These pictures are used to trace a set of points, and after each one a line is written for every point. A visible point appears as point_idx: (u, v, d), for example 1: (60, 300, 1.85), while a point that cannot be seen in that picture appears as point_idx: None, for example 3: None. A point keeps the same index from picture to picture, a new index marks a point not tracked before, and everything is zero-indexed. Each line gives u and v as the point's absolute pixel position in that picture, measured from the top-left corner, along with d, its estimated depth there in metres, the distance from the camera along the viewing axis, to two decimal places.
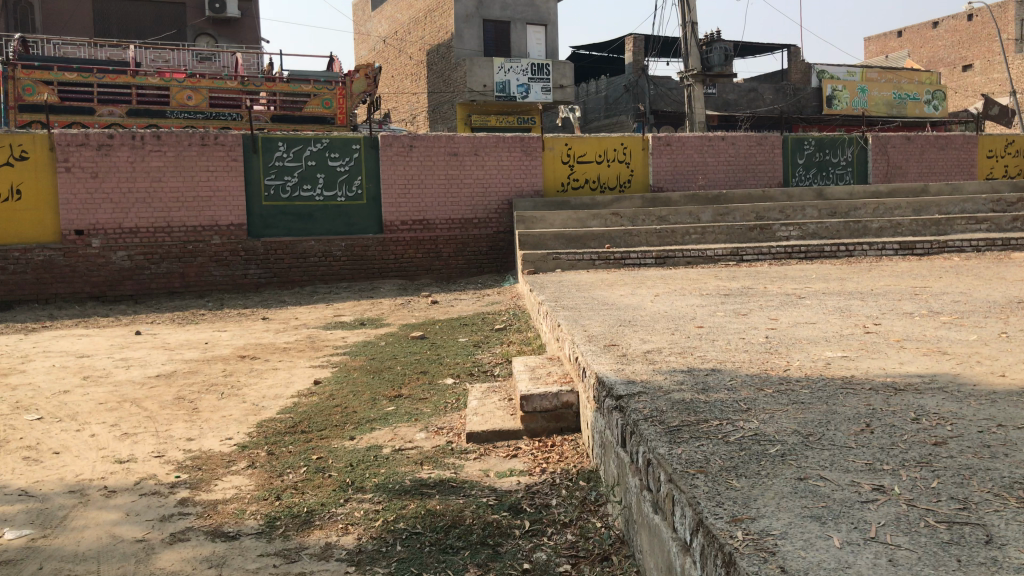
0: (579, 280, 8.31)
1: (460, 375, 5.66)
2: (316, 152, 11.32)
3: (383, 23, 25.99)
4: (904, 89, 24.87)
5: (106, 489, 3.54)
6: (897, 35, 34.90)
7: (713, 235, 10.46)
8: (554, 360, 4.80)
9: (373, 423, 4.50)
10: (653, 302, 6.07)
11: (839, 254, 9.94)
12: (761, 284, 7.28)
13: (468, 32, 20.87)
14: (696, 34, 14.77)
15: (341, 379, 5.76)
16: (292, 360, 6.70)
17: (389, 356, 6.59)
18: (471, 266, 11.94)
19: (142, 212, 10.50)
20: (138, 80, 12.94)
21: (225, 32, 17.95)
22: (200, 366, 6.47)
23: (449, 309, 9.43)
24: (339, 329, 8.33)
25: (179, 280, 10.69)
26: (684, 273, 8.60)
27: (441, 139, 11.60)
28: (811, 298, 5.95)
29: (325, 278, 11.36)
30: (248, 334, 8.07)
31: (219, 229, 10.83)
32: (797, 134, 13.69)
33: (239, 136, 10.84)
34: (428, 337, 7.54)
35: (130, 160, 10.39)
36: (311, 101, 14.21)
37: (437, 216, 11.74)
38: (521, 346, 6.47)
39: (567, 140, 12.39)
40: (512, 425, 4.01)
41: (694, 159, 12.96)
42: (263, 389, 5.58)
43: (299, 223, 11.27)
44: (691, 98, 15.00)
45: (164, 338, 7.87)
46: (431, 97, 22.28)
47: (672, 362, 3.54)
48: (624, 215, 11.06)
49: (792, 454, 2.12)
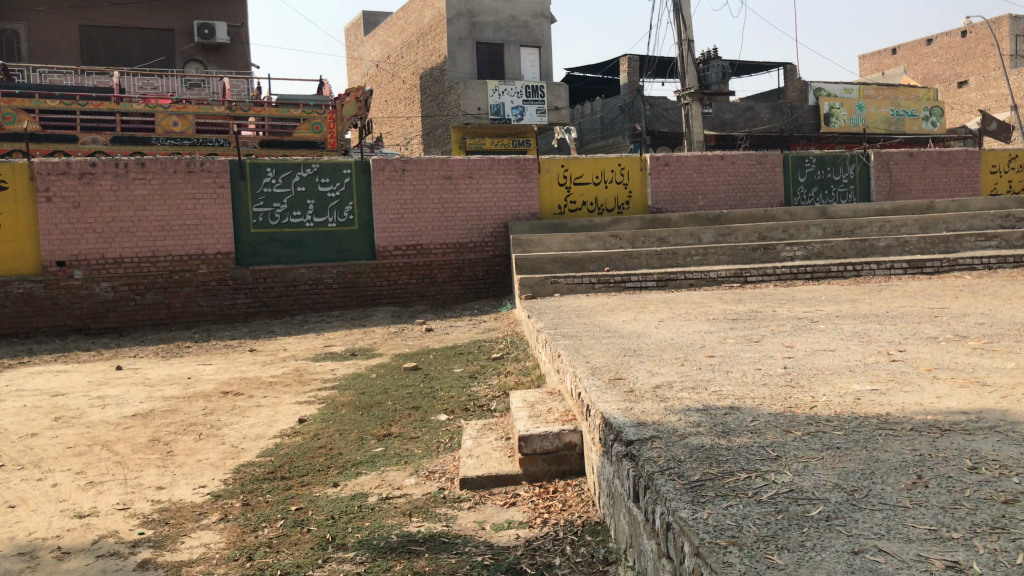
0: (578, 306, 8.00)
1: (454, 410, 5.32)
2: (306, 177, 11.05)
3: (376, 47, 25.85)
4: (900, 106, 24.72)
5: (59, 550, 3.21)
6: (890, 52, 34.85)
7: (715, 256, 10.17)
8: (554, 394, 4.47)
9: (359, 467, 4.16)
10: (657, 329, 5.75)
11: (845, 274, 9.65)
12: (769, 307, 6.97)
13: (461, 55, 20.70)
14: (691, 52, 14.56)
15: (327, 417, 5.41)
16: (278, 395, 6.35)
17: (381, 390, 6.25)
18: (468, 291, 11.62)
19: (126, 242, 10.20)
20: (123, 107, 12.68)
21: (215, 58, 17.73)
22: (181, 403, 6.12)
23: (445, 337, 9.10)
24: (329, 360, 7.99)
25: (166, 311, 10.36)
26: (687, 296, 8.31)
27: (434, 163, 11.34)
28: (825, 322, 5.62)
29: (317, 307, 11.03)
30: (233, 368, 7.72)
31: (207, 258, 10.52)
32: (797, 152, 13.43)
33: (226, 162, 10.57)
34: (421, 368, 7.20)
35: (114, 189, 10.11)
36: (301, 126, 13.95)
37: (431, 241, 11.44)
38: (519, 377, 6.14)
39: (563, 162, 12.13)
40: (510, 469, 3.68)
41: (694, 179, 12.68)
42: (245, 429, 5.24)
43: (289, 250, 10.96)
44: (688, 117, 14.76)
45: (146, 373, 7.52)
46: (424, 120, 22.08)
47: (685, 399, 3.22)
48: (623, 237, 10.76)
49: (839, 518, 1.79)
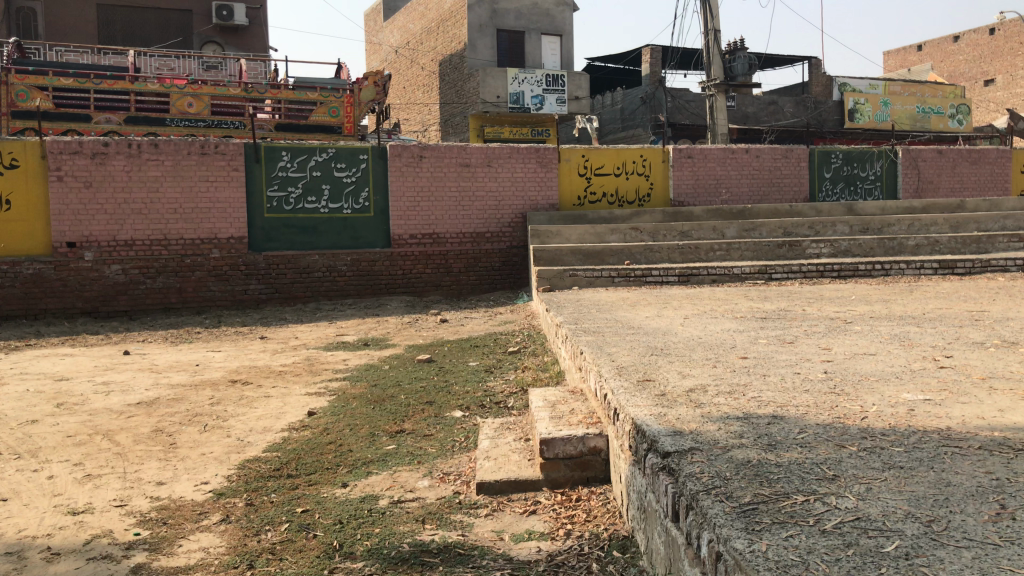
0: (598, 300, 7.75)
1: (469, 406, 5.10)
2: (322, 162, 10.84)
3: (395, 33, 25.58)
4: (927, 103, 24.26)
5: (49, 551, 3.01)
6: (916, 49, 34.27)
7: (738, 252, 9.89)
8: (576, 394, 4.23)
9: (370, 466, 3.96)
10: (683, 326, 5.49)
11: (874, 273, 9.35)
12: (798, 306, 6.68)
13: (481, 42, 20.42)
14: (718, 42, 14.27)
15: (338, 410, 5.20)
16: (288, 385, 6.15)
17: (393, 383, 6.03)
18: (484, 282, 11.40)
19: (138, 224, 10.03)
20: (137, 87, 12.53)
21: (233, 41, 17.55)
22: (187, 392, 5.92)
23: (459, 328, 8.88)
24: (340, 350, 7.78)
25: (177, 295, 10.19)
26: (710, 292, 8.06)
27: (452, 150, 11.09)
28: (860, 324, 5.33)
29: (330, 294, 10.84)
30: (243, 356, 7.52)
31: (219, 242, 10.34)
32: (823, 147, 13.11)
33: (241, 145, 10.37)
34: (435, 360, 6.97)
35: (126, 170, 9.93)
36: (318, 109, 13.72)
37: (447, 230, 11.21)
38: (536, 373, 5.91)
39: (583, 151, 11.86)
40: (530, 473, 3.46)
41: (717, 172, 12.39)
42: (252, 421, 5.03)
43: (303, 236, 10.76)
44: (712, 109, 14.44)
45: (154, 359, 7.34)
46: (443, 108, 21.81)
47: (722, 405, 2.97)
48: (644, 229, 10.50)
49: (922, 558, 1.55)
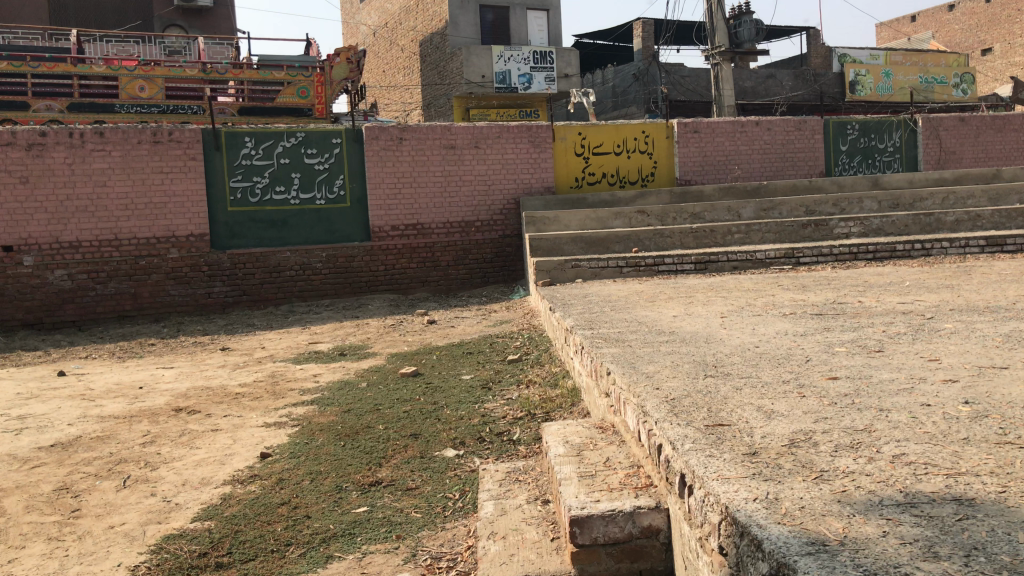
0: (610, 296, 6.70)
1: (464, 441, 4.03)
2: (290, 148, 9.72)
3: (373, 14, 24.35)
4: (930, 72, 23.24)
5: None
6: (909, 20, 33.19)
7: (759, 234, 8.88)
8: (608, 434, 3.17)
9: (330, 545, 2.91)
10: (725, 330, 4.43)
11: (913, 253, 8.33)
12: (851, 298, 5.62)
13: (464, 19, 19.29)
14: (721, 6, 13.24)
15: (299, 453, 4.12)
16: (242, 414, 5.05)
17: (371, 407, 4.95)
18: (474, 276, 10.34)
19: (84, 223, 8.88)
20: (80, 69, 11.40)
21: (197, 23, 16.29)
22: (118, 427, 4.82)
23: (449, 331, 7.80)
24: (311, 362, 6.70)
25: (131, 302, 9.08)
26: (736, 283, 7.03)
27: (435, 130, 9.99)
28: (943, 322, 4.26)
29: (304, 295, 9.74)
30: (197, 375, 6.42)
31: (177, 241, 9.21)
32: (838, 118, 12.08)
33: (198, 131, 9.23)
34: (422, 374, 5.89)
35: (68, 163, 8.78)
36: (285, 90, 12.61)
37: (433, 219, 10.12)
38: (545, 392, 4.85)
39: (581, 128, 10.77)
40: (556, 568, 2.43)
41: (726, 147, 11.33)
42: (189, 469, 3.95)
43: (272, 231, 9.64)
44: (718, 79, 13.36)
45: (91, 381, 6.24)
46: (425, 90, 20.63)
47: (860, 479, 1.93)
48: (652, 212, 9.44)
49: None
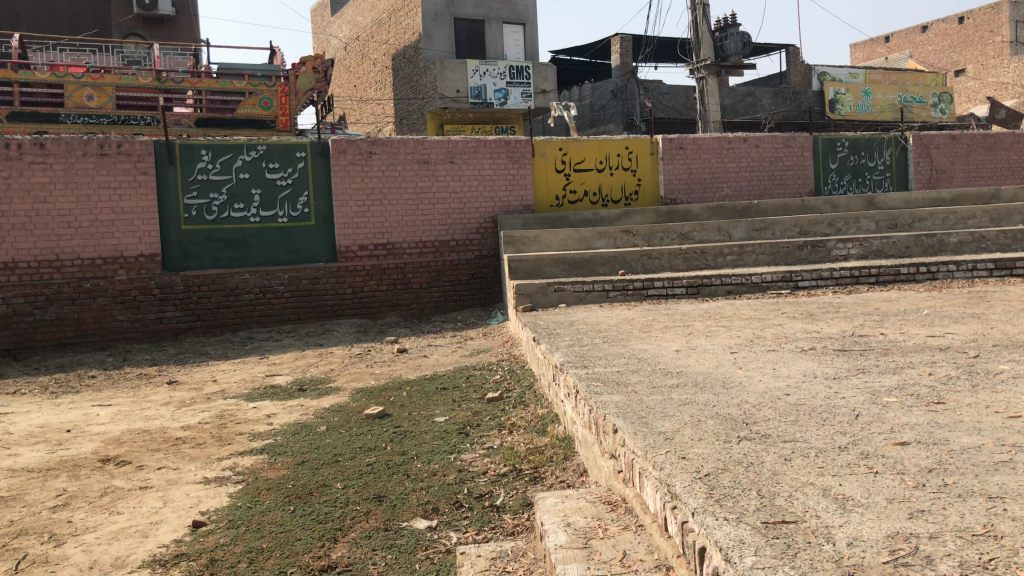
0: (599, 324, 6.07)
1: (439, 509, 3.37)
2: (250, 162, 9.04)
3: (344, 28, 23.73)
4: (908, 92, 23.06)
5: None
6: (883, 41, 33.10)
7: (752, 256, 8.31)
8: (620, 513, 2.53)
9: None
10: (743, 371, 3.81)
11: (918, 277, 7.82)
12: (870, 330, 5.02)
13: (438, 32, 18.72)
14: (707, 18, 12.92)
15: (239, 521, 3.42)
16: (178, 467, 4.33)
17: (329, 459, 4.26)
18: (449, 299, 9.69)
19: (21, 242, 8.11)
20: (22, 76, 10.67)
21: (158, 32, 15.63)
22: (29, 484, 4.08)
23: (421, 362, 7.12)
24: (267, 399, 5.98)
25: (74, 328, 8.30)
26: (734, 310, 6.43)
27: (407, 144, 9.36)
28: (996, 362, 3.66)
29: (266, 320, 9.02)
30: (136, 414, 5.68)
31: (126, 262, 8.45)
32: (827, 135, 11.62)
33: (150, 143, 8.53)
34: (390, 415, 5.21)
35: (4, 176, 8.02)
36: (246, 101, 11.94)
37: (404, 239, 9.46)
38: (532, 441, 4.20)
39: (561, 144, 10.19)
40: None
41: (713, 164, 10.80)
42: (103, 545, 3.24)
43: (230, 252, 8.93)
44: (704, 93, 12.92)
45: (12, 423, 5.48)
46: (398, 105, 20.00)
47: None
48: (638, 232, 8.85)
49: None
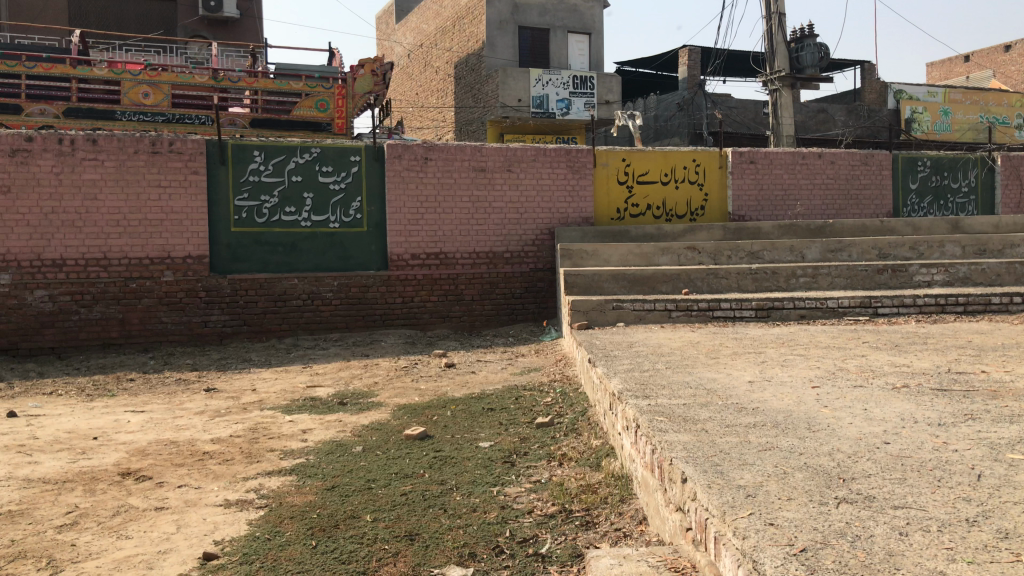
0: (660, 347, 5.61)
1: (475, 555, 2.96)
2: (303, 165, 8.81)
3: (408, 36, 23.67)
4: (990, 112, 22.00)
5: None
6: (963, 60, 31.77)
7: (827, 278, 7.75)
8: None
9: None
10: (832, 411, 3.33)
11: (1011, 307, 7.16)
12: (969, 367, 4.45)
13: (501, 41, 18.47)
14: (782, 28, 12.40)
15: (253, 555, 3.06)
16: (200, 486, 4.01)
17: (361, 485, 3.89)
18: (502, 312, 9.32)
19: (69, 239, 7.98)
20: (80, 72, 10.70)
21: (221, 34, 15.71)
22: (41, 497, 3.80)
23: (469, 378, 6.74)
24: (304, 412, 5.66)
25: (118, 329, 8.14)
26: (809, 337, 5.92)
27: (464, 150, 9.03)
28: None
29: (313, 328, 8.76)
30: (167, 423, 5.40)
31: (173, 263, 8.28)
32: (908, 153, 10.93)
33: (202, 142, 8.35)
34: (432, 437, 4.83)
35: (56, 172, 7.91)
36: (302, 102, 11.83)
37: (458, 249, 9.12)
38: (585, 478, 3.76)
39: (624, 154, 9.74)
40: None
41: (785, 180, 10.24)
42: None
43: (279, 256, 8.70)
44: (778, 106, 12.38)
45: (41, 427, 5.25)
46: (459, 113, 19.78)
47: None
48: (704, 249, 8.35)
49: None
